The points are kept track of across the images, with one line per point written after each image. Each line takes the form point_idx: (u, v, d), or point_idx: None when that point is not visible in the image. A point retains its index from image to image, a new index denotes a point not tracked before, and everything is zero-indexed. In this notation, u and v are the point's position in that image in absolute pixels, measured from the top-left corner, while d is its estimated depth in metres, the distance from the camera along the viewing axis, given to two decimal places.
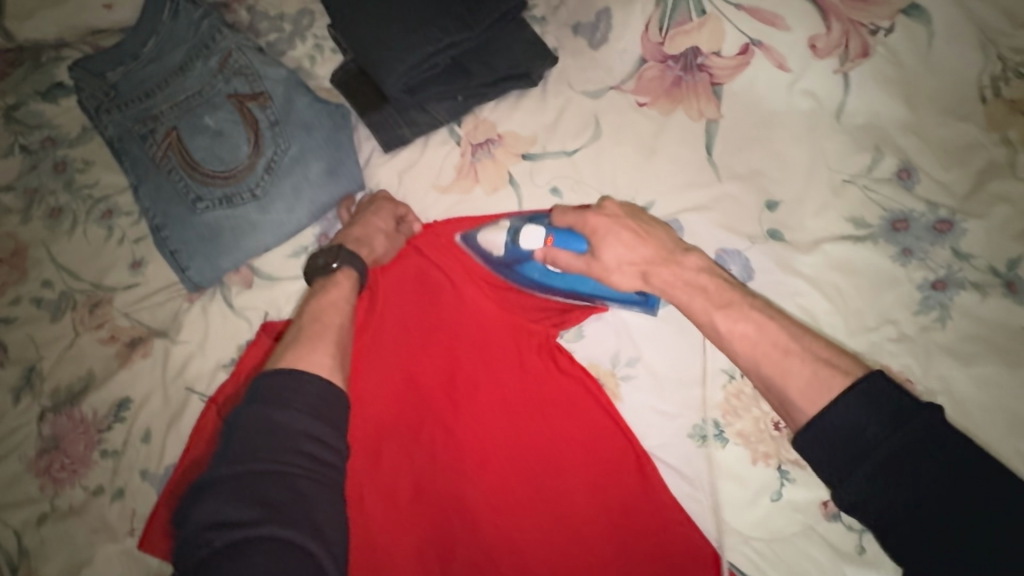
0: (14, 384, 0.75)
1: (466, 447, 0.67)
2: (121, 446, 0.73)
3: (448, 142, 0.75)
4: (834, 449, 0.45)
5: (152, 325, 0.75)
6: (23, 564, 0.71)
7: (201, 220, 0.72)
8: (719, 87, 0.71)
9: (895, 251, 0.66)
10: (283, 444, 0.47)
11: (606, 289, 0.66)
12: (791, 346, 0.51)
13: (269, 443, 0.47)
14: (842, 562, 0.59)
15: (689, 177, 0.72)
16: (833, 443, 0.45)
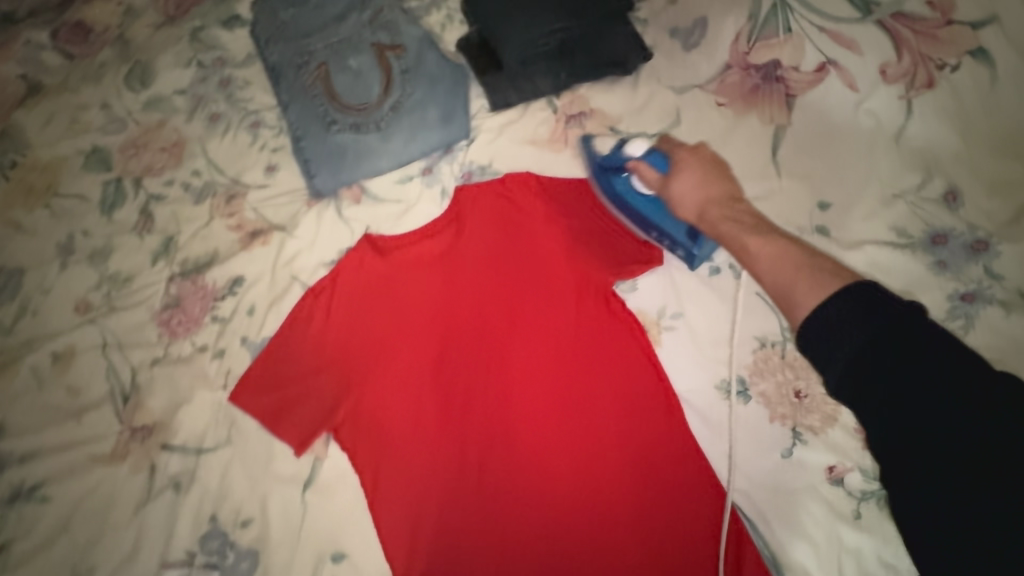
0: (154, 249, 0.90)
1: (517, 368, 0.77)
2: (229, 315, 0.87)
3: (545, 110, 0.87)
4: (827, 340, 0.54)
5: (273, 220, 0.88)
6: (136, 395, 0.85)
7: (333, 140, 0.86)
8: (792, 98, 0.80)
9: (931, 262, 0.73)
10: None
11: (667, 223, 0.77)
12: (805, 265, 0.61)
13: None
14: (837, 520, 0.67)
15: (752, 171, 0.81)
16: (827, 337, 0.54)
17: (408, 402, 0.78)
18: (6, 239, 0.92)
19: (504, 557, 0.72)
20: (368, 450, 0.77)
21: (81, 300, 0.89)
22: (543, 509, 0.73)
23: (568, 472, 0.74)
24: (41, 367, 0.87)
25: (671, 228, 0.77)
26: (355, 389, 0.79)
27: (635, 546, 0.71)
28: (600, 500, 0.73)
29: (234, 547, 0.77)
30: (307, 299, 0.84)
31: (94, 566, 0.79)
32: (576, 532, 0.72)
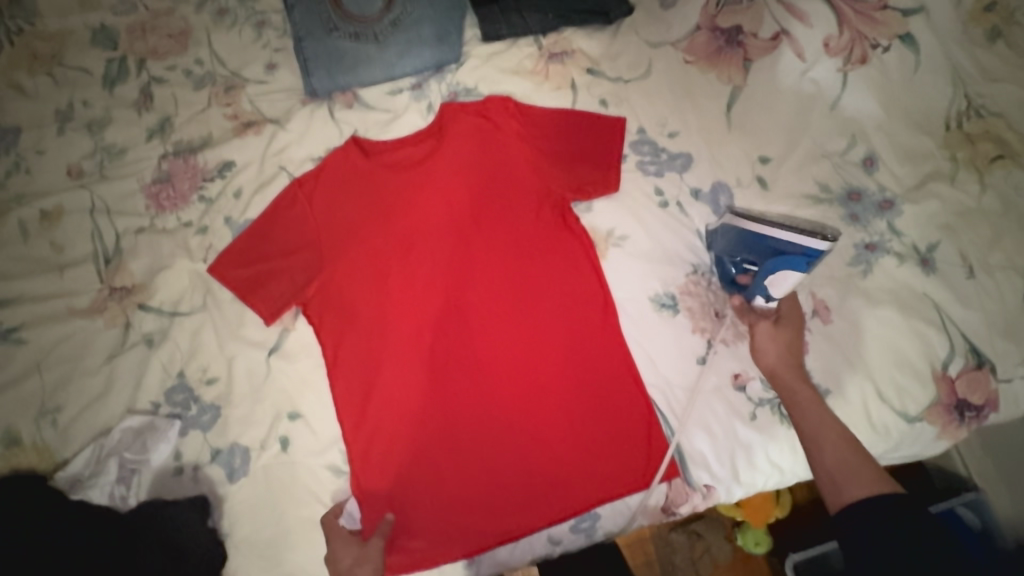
0: (151, 127, 0.95)
1: (477, 269, 0.86)
2: (216, 195, 0.93)
3: (531, 46, 0.95)
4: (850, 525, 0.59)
5: (267, 114, 0.95)
6: (118, 259, 0.91)
7: (332, 45, 0.93)
8: (749, 62, 0.90)
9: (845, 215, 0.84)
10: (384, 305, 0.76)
11: (719, 270, 0.82)
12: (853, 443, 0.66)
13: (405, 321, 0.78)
14: (735, 420, 0.77)
15: (707, 121, 0.90)
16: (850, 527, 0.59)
17: (373, 288, 0.86)
18: (5, 99, 0.96)
19: (443, 428, 0.81)
20: (331, 325, 0.85)
21: (74, 166, 0.94)
22: (483, 391, 0.82)
23: (510, 362, 0.82)
24: (29, 222, 0.92)
25: (719, 269, 0.82)
26: (325, 271, 0.86)
27: (561, 431, 0.80)
28: (536, 389, 0.81)
29: (197, 401, 0.84)
30: (291, 187, 0.90)
31: (61, 405, 0.84)
32: (510, 413, 0.80)
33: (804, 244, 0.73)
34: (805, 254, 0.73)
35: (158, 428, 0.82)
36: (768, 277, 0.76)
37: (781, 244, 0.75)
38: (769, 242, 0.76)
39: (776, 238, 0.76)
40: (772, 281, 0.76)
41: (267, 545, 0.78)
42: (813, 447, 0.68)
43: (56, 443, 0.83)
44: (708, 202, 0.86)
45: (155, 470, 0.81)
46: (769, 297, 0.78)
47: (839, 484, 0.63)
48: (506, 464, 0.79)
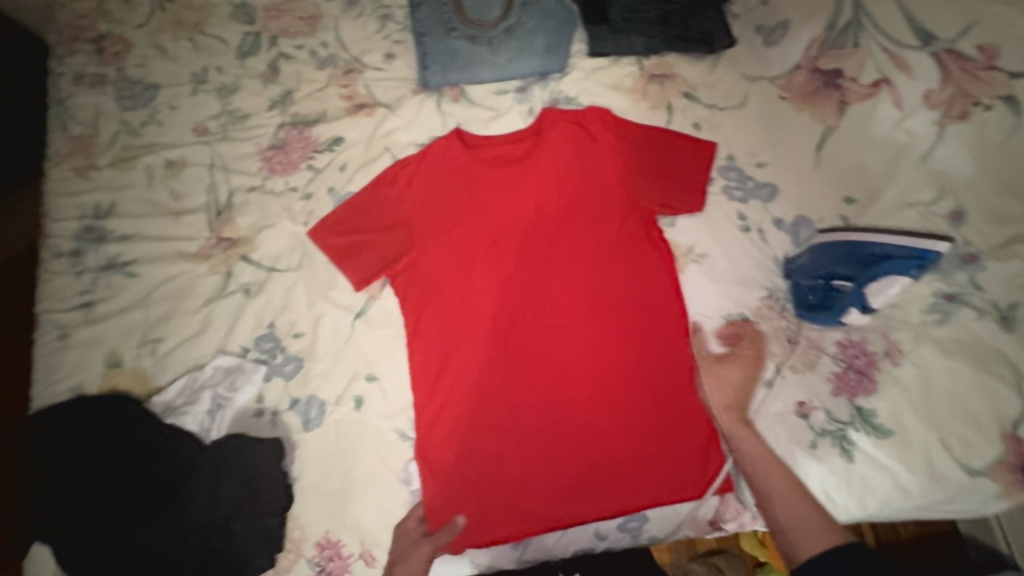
0: (273, 97, 1.04)
1: (558, 266, 0.91)
2: (323, 166, 1.00)
3: (633, 66, 1.01)
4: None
5: (380, 99, 1.02)
6: (228, 212, 0.98)
7: (449, 43, 1.00)
8: (844, 106, 0.93)
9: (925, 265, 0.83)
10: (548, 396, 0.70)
11: (800, 288, 0.84)
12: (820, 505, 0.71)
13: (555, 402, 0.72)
14: (795, 446, 0.79)
15: (795, 157, 0.94)
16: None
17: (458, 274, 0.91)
18: (150, 57, 1.06)
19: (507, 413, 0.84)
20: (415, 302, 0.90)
21: (200, 124, 1.03)
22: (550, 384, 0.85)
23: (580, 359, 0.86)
24: (155, 168, 1.00)
25: (800, 287, 0.84)
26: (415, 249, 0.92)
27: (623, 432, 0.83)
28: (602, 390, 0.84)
29: (283, 351, 0.90)
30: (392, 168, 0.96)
31: (161, 337, 0.92)
32: (576, 407, 0.84)
33: (919, 248, 0.75)
34: (911, 258, 0.75)
35: (246, 371, 0.88)
36: (868, 285, 0.77)
37: (890, 250, 0.76)
38: (874, 249, 0.78)
39: (881, 245, 0.77)
40: (874, 287, 0.77)
41: (330, 494, 0.83)
42: (768, 500, 0.73)
43: (152, 371, 0.90)
44: (789, 232, 0.89)
45: (237, 409, 0.87)
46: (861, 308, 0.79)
47: (794, 540, 0.69)
48: (566, 456, 0.82)
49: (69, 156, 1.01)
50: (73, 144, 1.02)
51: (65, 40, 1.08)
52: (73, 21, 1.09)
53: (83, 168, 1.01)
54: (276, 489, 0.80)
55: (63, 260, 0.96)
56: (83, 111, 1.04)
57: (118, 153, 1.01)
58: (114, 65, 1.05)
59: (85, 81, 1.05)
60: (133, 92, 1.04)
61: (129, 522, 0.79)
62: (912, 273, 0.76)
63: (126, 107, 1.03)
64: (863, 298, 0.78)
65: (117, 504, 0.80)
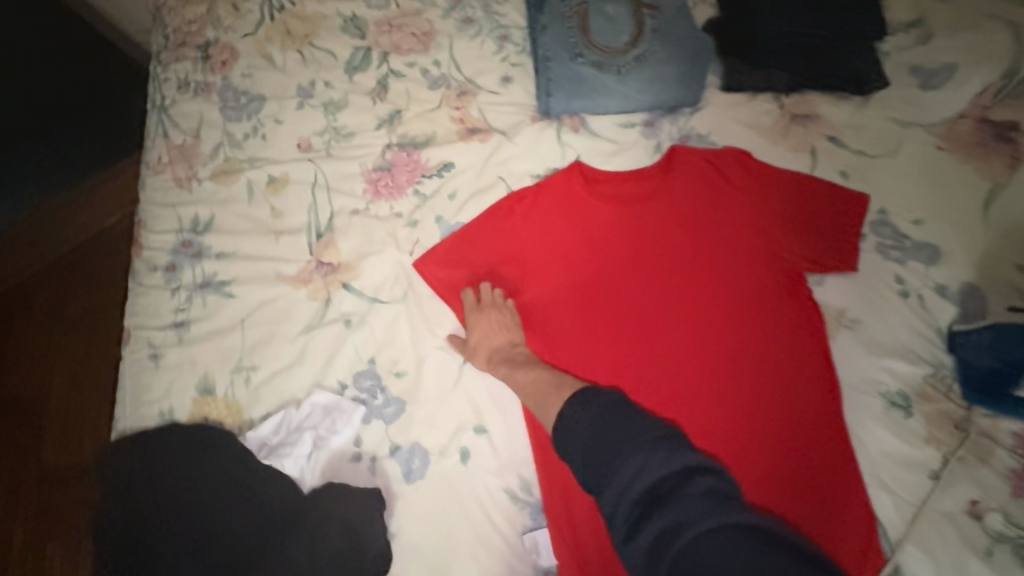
0: (382, 116, 0.98)
1: (683, 319, 0.83)
2: (430, 193, 0.94)
3: (771, 104, 0.93)
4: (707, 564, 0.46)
5: (495, 124, 0.96)
6: (329, 234, 0.93)
7: (575, 70, 0.93)
8: (1018, 162, 0.83)
9: None
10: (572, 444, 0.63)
11: (980, 371, 0.74)
12: None
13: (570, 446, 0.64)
14: (969, 553, 0.67)
15: (960, 216, 0.83)
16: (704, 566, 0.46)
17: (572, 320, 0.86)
18: (256, 67, 1.02)
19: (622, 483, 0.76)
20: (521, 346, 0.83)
21: (304, 139, 0.98)
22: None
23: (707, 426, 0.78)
24: (256, 183, 0.96)
25: (980, 370, 0.73)
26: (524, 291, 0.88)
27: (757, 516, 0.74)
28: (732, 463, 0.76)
29: (384, 391, 0.84)
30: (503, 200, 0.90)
31: (256, 365, 0.87)
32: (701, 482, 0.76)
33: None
34: None
35: (345, 411, 0.82)
36: None
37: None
38: None
39: None
40: None
41: (432, 556, 0.76)
42: None
43: (246, 401, 0.85)
44: (956, 301, 0.79)
45: (334, 451, 0.81)
46: None
47: None
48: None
49: (170, 164, 0.98)
50: (175, 153, 0.99)
51: (172, 46, 1.05)
52: (182, 27, 1.06)
53: (183, 179, 0.97)
54: (376, 549, 0.73)
55: (158, 274, 0.92)
56: (186, 119, 1.00)
57: (219, 165, 0.97)
58: (220, 73, 1.02)
59: (190, 88, 1.02)
60: (238, 102, 1.00)
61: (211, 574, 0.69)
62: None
63: (230, 118, 1.00)
64: None
65: (196, 547, 0.70)
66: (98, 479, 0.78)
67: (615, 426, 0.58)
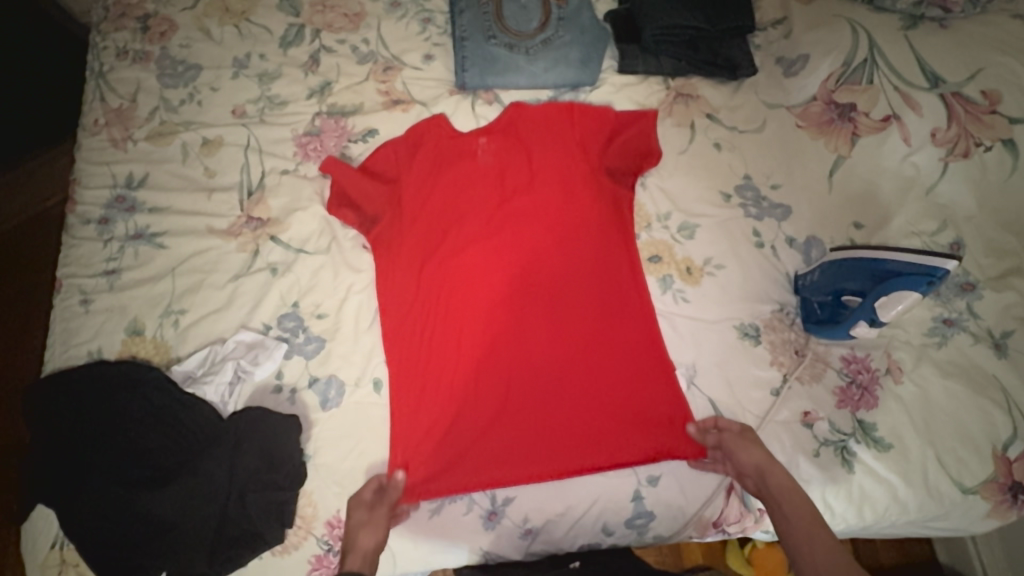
0: (313, 86, 1.07)
1: (480, 190, 0.96)
2: (355, 156, 1.02)
3: (660, 85, 1.06)
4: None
5: (416, 96, 1.05)
6: (260, 193, 1.01)
7: (489, 49, 1.04)
8: (856, 137, 0.99)
9: None
10: (845, 274, 0.86)
11: (805, 307, 0.89)
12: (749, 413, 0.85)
13: (844, 277, 0.86)
14: (801, 454, 0.82)
15: (808, 182, 0.99)
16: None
17: (609, 280, 0.91)
18: (194, 39, 1.09)
19: (553, 384, 0.86)
20: (620, 275, 0.91)
21: (239, 106, 1.05)
22: (529, 320, 0.89)
23: (480, 288, 0.90)
24: (191, 145, 1.03)
25: (809, 307, 0.89)
26: (594, 222, 0.93)
27: (449, 376, 0.86)
28: (426, 326, 0.89)
29: (306, 331, 0.91)
30: (533, 110, 1.00)
31: (185, 309, 0.93)
32: (466, 323, 0.89)
33: (928, 266, 0.80)
34: (917, 273, 0.80)
35: (267, 347, 0.89)
36: (874, 300, 0.82)
37: (904, 268, 0.82)
38: (885, 266, 0.83)
39: (891, 262, 0.83)
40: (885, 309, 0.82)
41: (345, 474, 0.83)
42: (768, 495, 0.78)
43: (173, 342, 0.91)
44: (801, 251, 0.94)
45: (257, 383, 0.88)
46: (870, 323, 0.83)
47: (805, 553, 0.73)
48: (505, 383, 0.86)
49: (106, 126, 1.03)
50: (112, 116, 1.04)
51: (112, 17, 1.11)
52: (122, 0, 1.12)
53: (118, 139, 1.03)
54: (293, 464, 0.81)
55: (91, 227, 0.97)
56: (123, 85, 1.06)
57: (155, 127, 1.03)
58: (158, 44, 1.08)
59: (128, 57, 1.07)
60: (175, 71, 1.07)
61: (149, 471, 0.80)
62: (922, 289, 0.80)
63: (167, 84, 1.06)
64: (871, 312, 0.82)
65: (143, 464, 0.80)
66: (26, 410, 0.84)
67: (843, 273, 0.86)
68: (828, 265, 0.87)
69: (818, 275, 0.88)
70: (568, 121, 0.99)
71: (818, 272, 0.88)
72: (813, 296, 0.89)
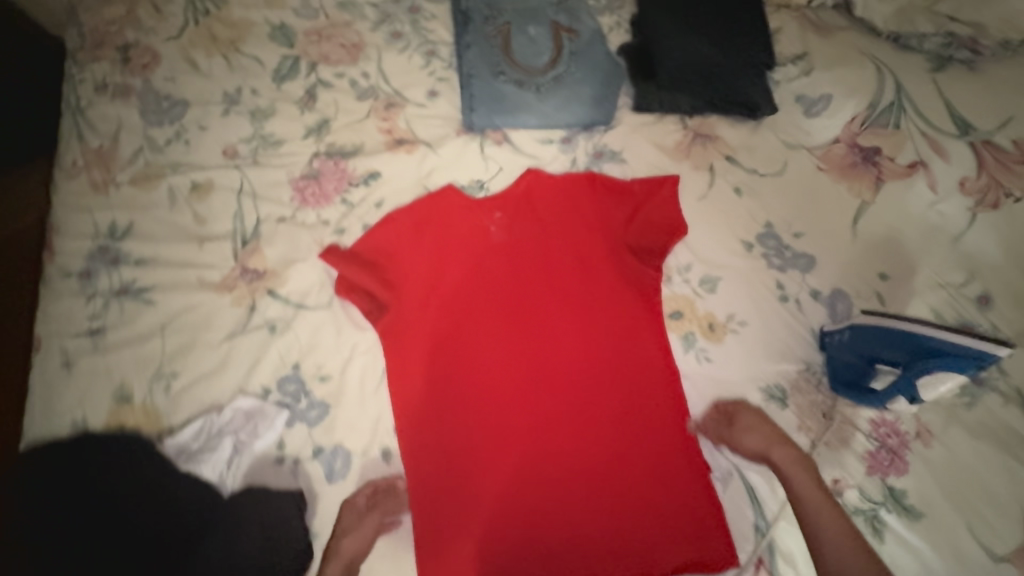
0: (310, 124, 1.00)
1: (497, 273, 0.92)
2: (357, 201, 0.96)
3: (677, 125, 1.01)
4: None
5: (421, 136, 0.99)
6: (254, 241, 0.94)
7: (498, 87, 0.98)
8: (881, 182, 0.96)
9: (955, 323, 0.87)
10: (880, 342, 0.83)
11: (834, 367, 0.85)
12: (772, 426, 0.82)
13: (880, 345, 0.83)
14: None
15: (830, 230, 0.95)
16: None
17: (634, 370, 0.87)
18: (179, 71, 1.01)
19: (571, 479, 0.83)
20: (639, 360, 0.87)
21: (230, 146, 0.98)
22: (552, 415, 0.86)
23: (500, 381, 0.88)
24: (179, 189, 0.96)
25: (838, 367, 0.85)
26: (617, 307, 0.90)
27: (465, 476, 0.83)
28: (444, 423, 0.85)
29: (308, 395, 0.86)
30: (549, 182, 0.95)
31: (177, 372, 0.87)
32: (486, 418, 0.86)
33: (978, 350, 0.75)
34: (964, 356, 0.76)
35: (268, 415, 0.84)
36: (914, 377, 0.78)
37: (946, 346, 0.78)
38: (928, 342, 0.79)
39: (934, 339, 0.79)
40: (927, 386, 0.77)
41: None
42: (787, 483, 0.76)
43: (164, 409, 0.85)
44: (825, 304, 0.90)
45: (256, 454, 0.82)
46: (907, 398, 0.80)
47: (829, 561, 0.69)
48: (521, 478, 0.83)
49: (86, 168, 0.96)
50: (92, 157, 0.96)
51: (90, 46, 1.02)
52: (100, 27, 1.04)
53: (99, 183, 0.95)
54: (296, 542, 0.77)
55: (71, 281, 0.90)
56: (103, 122, 0.98)
57: (139, 170, 0.96)
58: (140, 77, 1.00)
59: (107, 90, 0.99)
60: (159, 107, 0.99)
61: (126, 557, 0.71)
62: (967, 371, 0.76)
63: (151, 122, 0.98)
64: (910, 389, 0.78)
65: (115, 556, 0.71)
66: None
67: (878, 341, 0.83)
68: (864, 330, 0.84)
69: (851, 337, 0.85)
70: (587, 196, 0.94)
71: (850, 334, 0.85)
72: (842, 357, 0.85)
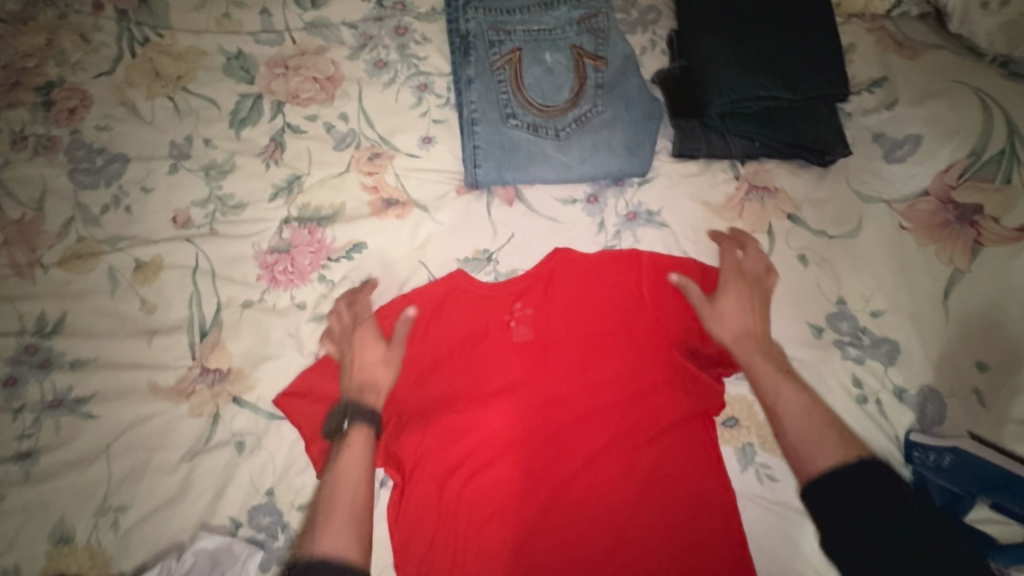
0: (278, 182, 0.82)
1: (518, 371, 0.74)
2: (339, 279, 0.78)
3: (727, 173, 0.83)
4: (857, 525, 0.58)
5: (414, 195, 0.81)
6: (215, 333, 0.77)
7: (508, 133, 0.80)
8: (979, 246, 0.74)
9: None
10: (997, 487, 0.63)
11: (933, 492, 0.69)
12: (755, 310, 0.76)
13: (995, 489, 0.63)
14: None
15: (918, 308, 0.76)
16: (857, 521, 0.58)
17: (690, 507, 0.70)
18: (115, 118, 0.83)
19: None
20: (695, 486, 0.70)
21: (181, 212, 0.81)
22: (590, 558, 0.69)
23: (526, 523, 0.70)
24: (120, 270, 0.78)
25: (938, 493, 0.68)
26: (669, 424, 0.73)
27: None
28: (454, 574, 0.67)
29: (286, 530, 0.69)
30: (581, 261, 0.78)
31: (126, 505, 0.70)
32: (509, 574, 0.68)
33: None
34: None
35: (237, 557, 0.67)
36: None
37: None
38: None
39: None
40: None
41: None
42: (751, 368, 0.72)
43: (113, 552, 0.68)
44: (913, 407, 0.73)
45: None
46: None
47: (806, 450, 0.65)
48: None
49: (6, 247, 0.78)
50: (12, 231, 0.79)
51: (4, 87, 0.84)
52: (14, 62, 0.85)
53: (23, 266, 0.78)
54: None
55: None
56: (24, 186, 0.80)
57: (70, 247, 0.79)
58: (66, 126, 0.82)
59: (27, 145, 0.81)
60: (92, 164, 0.81)
61: None
62: None
63: (82, 184, 0.80)
64: None
65: None
66: None
67: (995, 483, 0.63)
68: (970, 463, 0.65)
69: (953, 466, 0.66)
70: (629, 278, 0.77)
71: (952, 460, 0.66)
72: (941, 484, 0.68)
